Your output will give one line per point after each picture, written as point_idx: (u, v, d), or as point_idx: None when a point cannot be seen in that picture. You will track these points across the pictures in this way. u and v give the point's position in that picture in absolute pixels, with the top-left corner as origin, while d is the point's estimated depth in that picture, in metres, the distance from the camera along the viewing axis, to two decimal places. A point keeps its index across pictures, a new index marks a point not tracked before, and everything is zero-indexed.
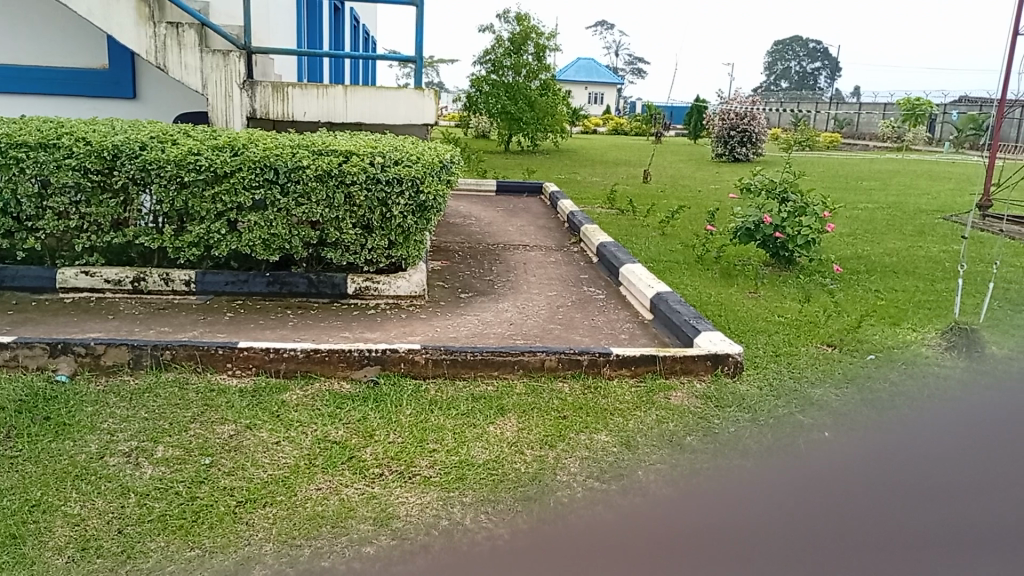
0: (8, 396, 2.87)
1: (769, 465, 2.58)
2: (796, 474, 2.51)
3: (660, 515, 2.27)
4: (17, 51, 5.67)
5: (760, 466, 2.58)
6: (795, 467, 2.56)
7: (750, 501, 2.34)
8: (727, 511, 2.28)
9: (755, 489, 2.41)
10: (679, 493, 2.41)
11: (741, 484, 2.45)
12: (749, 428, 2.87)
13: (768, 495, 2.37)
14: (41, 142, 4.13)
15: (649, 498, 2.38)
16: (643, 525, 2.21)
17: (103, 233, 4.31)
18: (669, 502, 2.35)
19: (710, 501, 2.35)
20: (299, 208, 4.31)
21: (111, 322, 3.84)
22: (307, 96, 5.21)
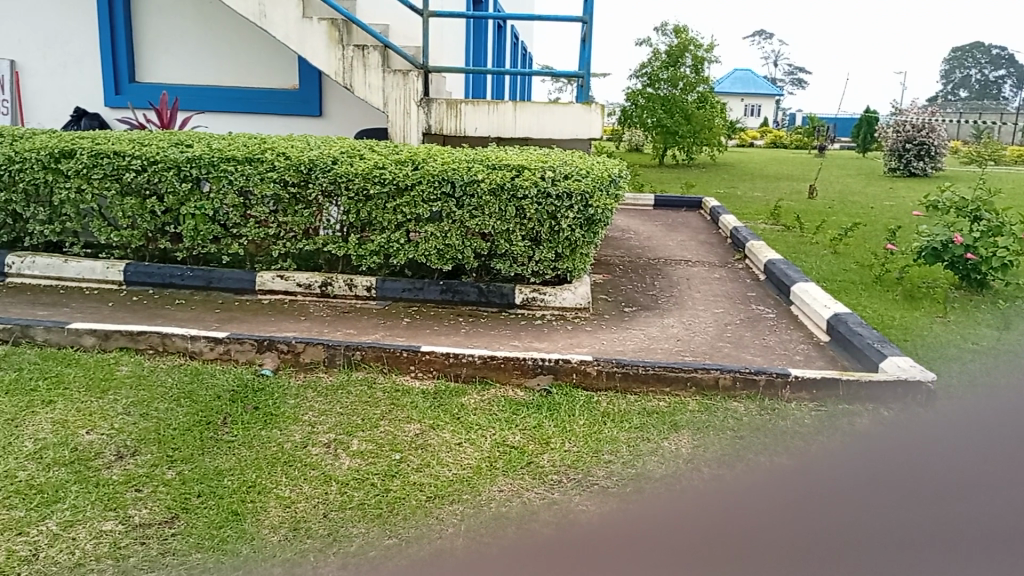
0: (223, 386, 3.19)
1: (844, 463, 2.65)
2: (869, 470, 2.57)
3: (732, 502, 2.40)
4: (222, 74, 6.28)
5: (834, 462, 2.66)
6: (870, 464, 2.62)
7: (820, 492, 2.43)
8: (795, 501, 2.39)
9: (825, 482, 2.49)
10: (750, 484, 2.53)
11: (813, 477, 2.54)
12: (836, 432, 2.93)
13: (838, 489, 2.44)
14: (247, 157, 4.56)
15: (721, 489, 2.51)
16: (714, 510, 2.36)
17: (296, 240, 4.69)
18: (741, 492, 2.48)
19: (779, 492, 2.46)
20: (472, 220, 4.49)
21: (303, 323, 4.17)
22: (479, 113, 5.42)
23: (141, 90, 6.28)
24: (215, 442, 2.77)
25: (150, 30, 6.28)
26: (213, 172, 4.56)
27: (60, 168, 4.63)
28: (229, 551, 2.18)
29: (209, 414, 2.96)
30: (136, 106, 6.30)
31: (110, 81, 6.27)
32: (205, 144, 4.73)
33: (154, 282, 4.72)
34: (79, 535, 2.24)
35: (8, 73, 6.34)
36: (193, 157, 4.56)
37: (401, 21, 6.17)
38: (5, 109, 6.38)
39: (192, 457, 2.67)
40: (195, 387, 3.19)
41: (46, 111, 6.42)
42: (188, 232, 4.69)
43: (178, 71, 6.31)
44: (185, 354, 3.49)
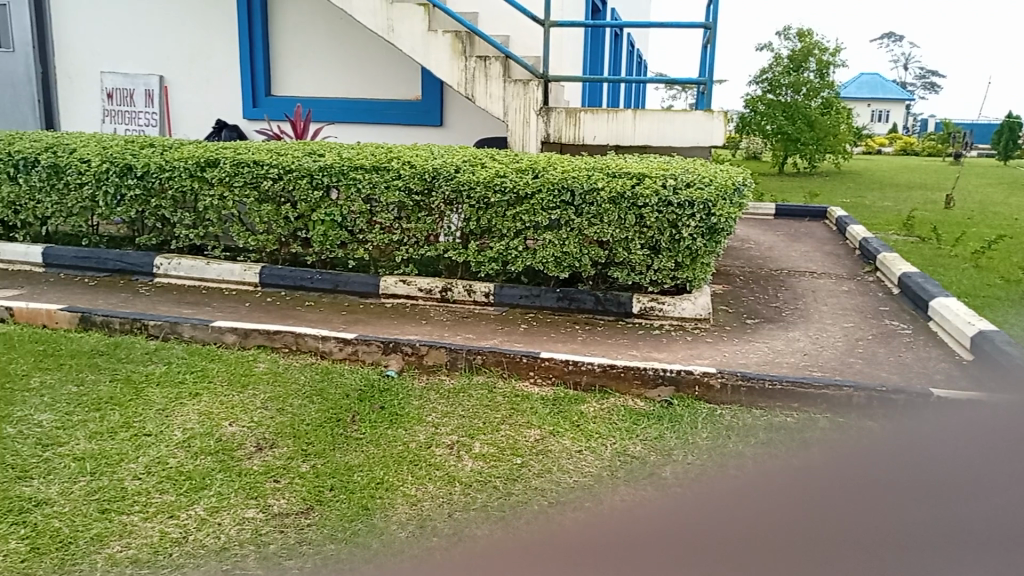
0: (351, 385, 3.33)
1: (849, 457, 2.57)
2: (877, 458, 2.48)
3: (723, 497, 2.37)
4: (350, 86, 6.56)
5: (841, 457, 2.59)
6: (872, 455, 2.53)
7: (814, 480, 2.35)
8: None
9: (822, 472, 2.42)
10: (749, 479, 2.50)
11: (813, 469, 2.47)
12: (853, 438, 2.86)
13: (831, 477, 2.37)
14: (375, 166, 4.73)
15: None
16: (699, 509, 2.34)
17: (418, 246, 4.82)
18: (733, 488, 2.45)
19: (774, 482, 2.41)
20: (591, 228, 4.49)
21: (424, 327, 4.27)
22: (598, 121, 5.41)
23: (276, 103, 6.64)
24: (344, 438, 2.88)
25: (285, 46, 6.64)
26: (343, 180, 4.76)
27: (205, 175, 4.95)
28: (360, 544, 2.26)
29: (339, 412, 3.09)
30: (271, 117, 6.67)
31: (249, 94, 6.66)
32: (336, 153, 4.95)
33: (286, 284, 4.95)
34: (224, 520, 2.39)
35: (157, 88, 6.82)
36: (324, 166, 4.78)
37: (521, 32, 6.25)
38: (156, 122, 6.88)
39: (325, 452, 2.79)
40: (325, 385, 3.33)
41: (192, 123, 6.88)
42: (318, 237, 4.90)
43: (310, 85, 6.64)
44: (316, 354, 3.66)
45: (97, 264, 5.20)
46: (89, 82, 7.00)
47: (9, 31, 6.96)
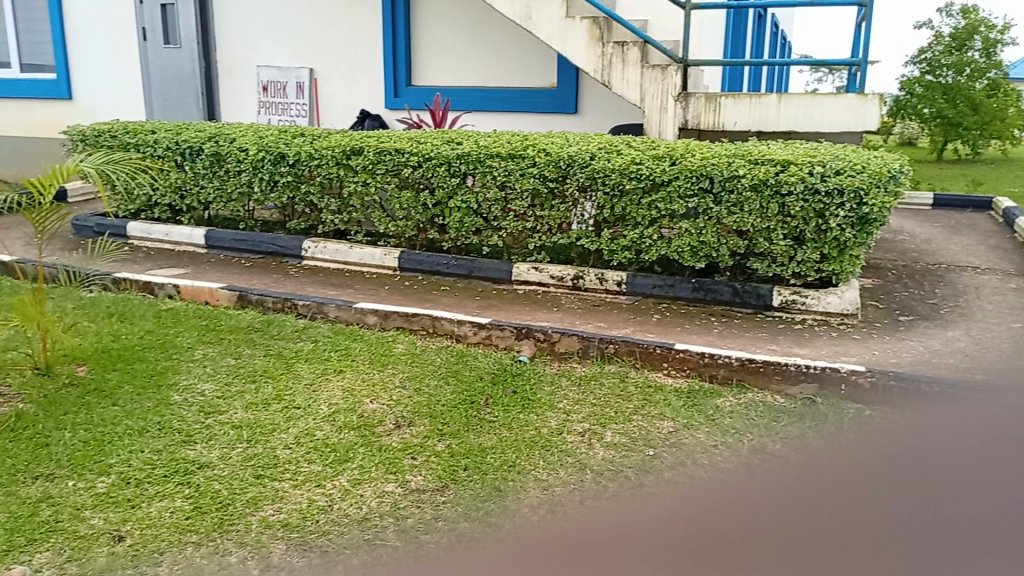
0: (485, 368, 3.39)
1: (854, 446, 2.48)
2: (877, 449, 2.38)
3: (714, 499, 2.33)
4: (487, 75, 6.66)
5: (846, 447, 2.49)
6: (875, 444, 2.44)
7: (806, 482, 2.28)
8: None
9: (819, 471, 2.34)
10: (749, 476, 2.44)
11: (811, 465, 2.40)
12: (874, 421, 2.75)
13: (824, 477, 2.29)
14: (511, 154, 4.78)
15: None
16: (693, 508, 2.31)
17: (551, 234, 4.83)
18: (731, 486, 2.40)
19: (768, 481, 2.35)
20: (730, 217, 4.34)
21: (556, 314, 4.29)
22: (740, 106, 5.22)
23: (416, 93, 6.85)
24: (478, 420, 2.95)
25: (426, 37, 6.82)
26: (479, 168, 4.84)
27: (350, 163, 5.16)
28: (493, 524, 2.32)
29: (472, 394, 3.16)
30: (412, 107, 6.88)
31: (391, 85, 6.90)
32: (473, 141, 5.03)
33: (423, 269, 5.10)
34: (365, 492, 2.50)
35: (307, 80, 7.18)
36: (462, 154, 4.87)
37: (661, 15, 6.12)
38: (305, 112, 7.25)
39: (459, 433, 2.86)
40: (460, 367, 3.42)
41: (339, 113, 7.21)
42: (454, 224, 5.02)
43: (449, 74, 6.80)
44: (451, 337, 3.75)
45: (252, 247, 5.55)
46: (248, 76, 7.47)
47: (177, 31, 7.50)
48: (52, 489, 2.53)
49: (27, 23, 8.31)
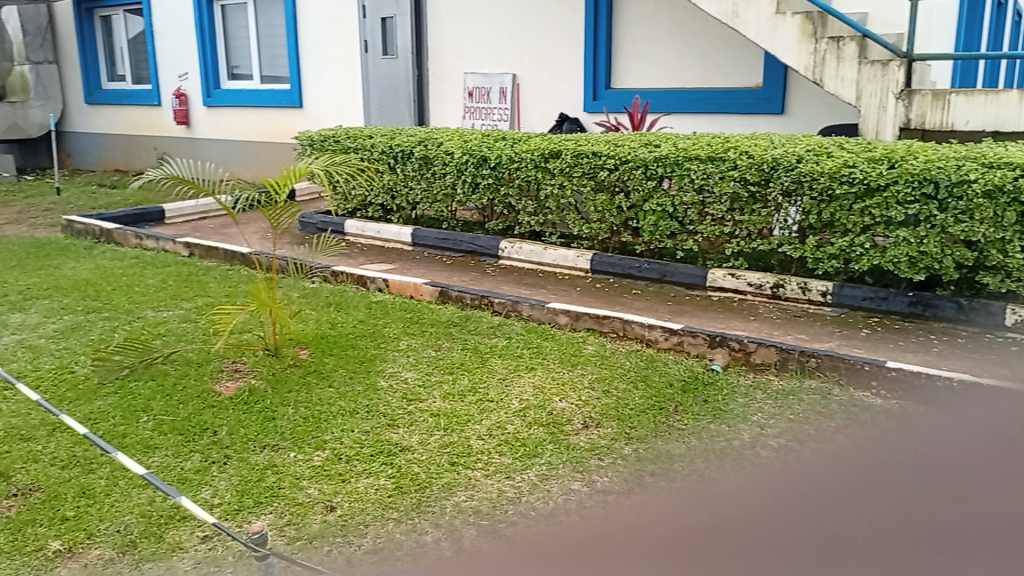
0: (675, 375, 3.34)
1: (863, 454, 2.51)
2: (881, 459, 2.43)
3: (727, 500, 2.40)
4: (689, 77, 6.54)
5: (855, 455, 2.53)
6: (880, 453, 2.47)
7: (812, 493, 2.32)
8: None
9: (828, 482, 2.38)
10: (758, 482, 2.49)
11: (818, 477, 2.44)
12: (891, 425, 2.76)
13: (830, 488, 2.33)
14: (711, 156, 4.65)
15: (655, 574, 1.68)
16: (706, 506, 2.39)
17: (751, 239, 4.65)
18: (742, 490, 2.47)
19: (777, 491, 2.40)
20: (957, 225, 3.95)
21: (753, 323, 4.12)
22: (972, 103, 4.73)
23: (616, 95, 6.87)
24: (666, 426, 2.91)
25: (627, 39, 6.82)
26: (677, 171, 4.76)
27: (548, 166, 5.28)
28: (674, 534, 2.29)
29: (661, 400, 3.12)
30: (610, 110, 6.90)
31: (590, 88, 6.97)
32: (672, 144, 4.96)
33: (615, 271, 5.10)
34: (552, 489, 2.56)
35: (510, 85, 7.43)
36: (660, 157, 4.81)
37: (884, 6, 5.67)
38: (507, 117, 7.50)
39: (646, 438, 2.84)
40: (650, 372, 3.39)
41: (539, 117, 7.38)
42: (649, 227, 4.97)
43: (649, 76, 6.75)
44: (642, 341, 3.73)
45: (453, 246, 5.84)
46: (455, 83, 7.87)
47: (394, 42, 8.06)
48: (277, 459, 2.82)
49: (269, 39, 9.32)
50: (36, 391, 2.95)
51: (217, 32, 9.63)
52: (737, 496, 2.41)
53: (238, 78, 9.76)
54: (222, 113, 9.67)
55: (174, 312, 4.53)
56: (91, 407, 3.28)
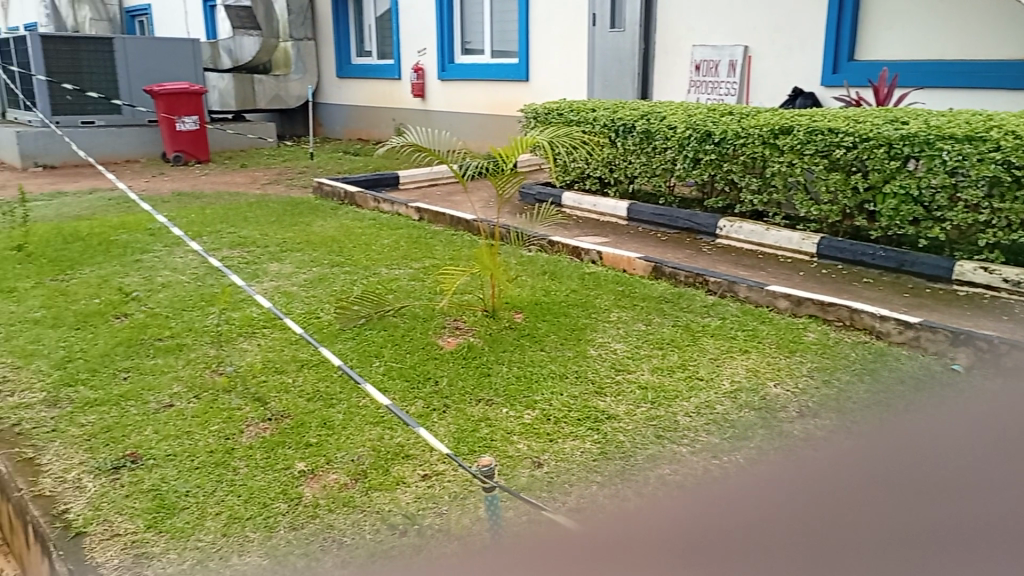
0: (907, 372, 3.09)
1: (871, 453, 2.52)
2: (885, 460, 2.45)
3: (739, 491, 2.37)
4: (948, 48, 5.91)
5: (862, 454, 2.53)
6: (885, 453, 2.48)
7: (825, 490, 2.30)
8: None
9: (839, 479, 2.37)
10: (770, 474, 2.48)
11: (827, 473, 2.43)
12: (902, 418, 2.74)
13: (844, 486, 2.32)
14: (968, 135, 4.18)
15: None
16: (721, 494, 2.38)
17: (1011, 230, 4.13)
18: (756, 480, 2.45)
19: (789, 488, 2.37)
20: None
21: (1006, 323, 3.68)
22: None
23: (858, 69, 6.37)
24: (894, 424, 2.71)
25: (877, 8, 6.28)
26: (925, 151, 4.33)
27: (777, 142, 5.02)
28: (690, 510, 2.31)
29: (889, 397, 2.91)
30: (851, 84, 6.41)
31: (829, 61, 6.51)
32: (921, 121, 4.51)
33: (845, 257, 4.77)
34: (765, 474, 2.48)
35: (741, 58, 7.12)
36: (907, 135, 4.39)
37: None
38: (735, 91, 7.19)
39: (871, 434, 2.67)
40: (878, 366, 3.16)
41: (768, 92, 7.02)
42: (887, 212, 4.59)
43: (901, 48, 6.18)
44: (871, 333, 3.48)
45: (670, 222, 5.76)
46: (682, 55, 7.65)
47: (623, 16, 8.01)
48: (490, 412, 2.99)
49: (501, 15, 9.65)
50: (292, 329, 3.36)
51: (454, 9, 10.14)
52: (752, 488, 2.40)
53: (470, 53, 10.24)
54: (454, 86, 10.20)
55: (404, 270, 4.91)
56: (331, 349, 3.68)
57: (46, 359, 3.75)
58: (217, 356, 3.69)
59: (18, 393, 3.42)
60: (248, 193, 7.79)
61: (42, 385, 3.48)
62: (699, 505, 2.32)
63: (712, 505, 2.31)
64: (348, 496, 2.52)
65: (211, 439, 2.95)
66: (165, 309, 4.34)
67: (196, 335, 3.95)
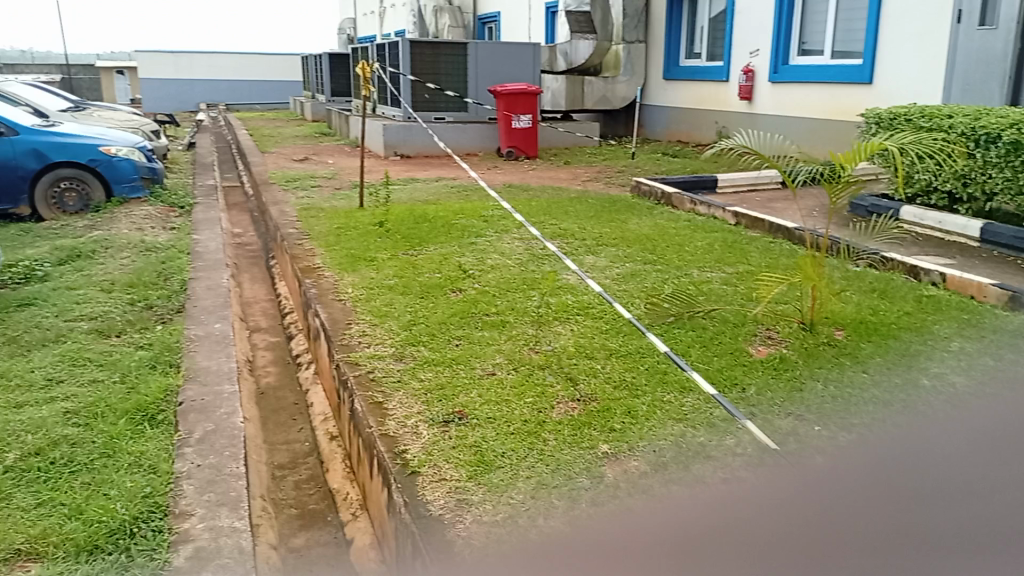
0: None
1: (873, 450, 2.70)
2: (877, 465, 2.63)
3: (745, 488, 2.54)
4: None
5: (856, 453, 2.69)
6: (869, 461, 2.65)
7: (839, 511, 2.42)
8: None
9: (838, 486, 2.54)
10: (771, 478, 2.58)
11: (840, 471, 2.60)
12: (894, 415, 2.89)
13: (846, 497, 2.49)
14: None
15: None
16: (743, 491, 2.53)
17: None
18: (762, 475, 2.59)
19: (796, 498, 2.48)
20: None
21: None
22: None
23: None
24: None
25: None
26: None
27: None
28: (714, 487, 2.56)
29: None
30: None
31: None
32: None
33: None
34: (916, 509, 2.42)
35: None
36: None
37: None
38: None
39: None
40: None
41: None
42: None
43: None
44: None
45: None
46: None
47: (997, 11, 6.86)
48: (800, 428, 2.86)
49: (848, 13, 9.03)
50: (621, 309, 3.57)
51: (796, 9, 9.72)
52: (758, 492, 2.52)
53: (808, 54, 9.72)
54: (786, 90, 9.79)
55: (717, 273, 4.85)
56: (636, 343, 3.81)
57: (396, 319, 4.36)
58: (535, 336, 3.99)
59: (374, 345, 4.03)
60: (570, 189, 8.24)
61: (392, 341, 4.06)
62: (718, 500, 2.49)
63: (727, 495, 2.52)
64: (647, 484, 2.59)
65: (525, 409, 3.21)
66: (492, 288, 4.79)
67: (518, 314, 4.31)
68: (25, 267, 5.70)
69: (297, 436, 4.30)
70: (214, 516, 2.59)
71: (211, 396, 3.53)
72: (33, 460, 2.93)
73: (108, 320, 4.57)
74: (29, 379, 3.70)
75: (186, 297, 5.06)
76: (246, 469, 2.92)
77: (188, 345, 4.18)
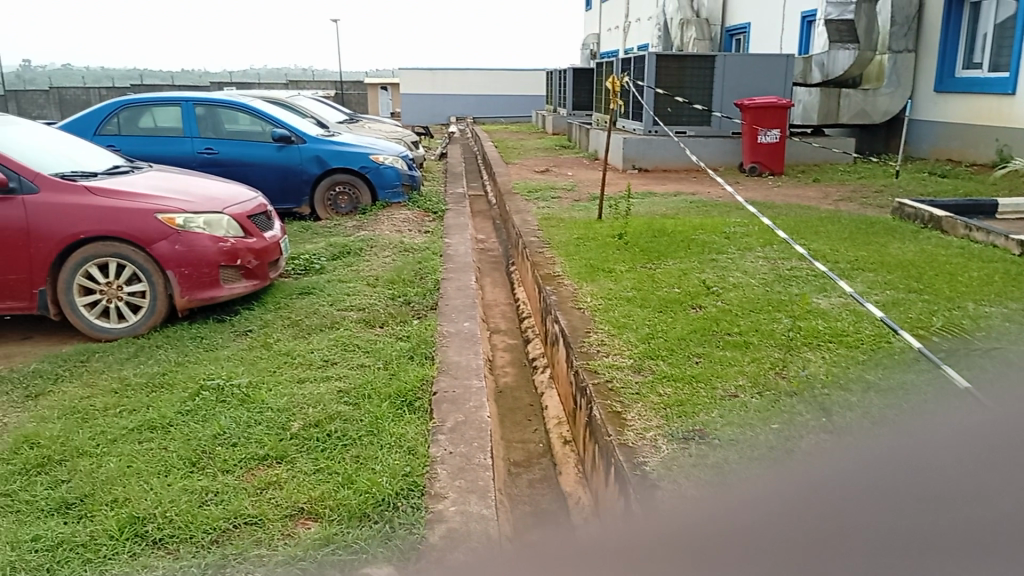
0: None
1: (890, 450, 2.92)
2: (893, 460, 2.85)
3: (778, 479, 2.78)
4: None
5: (864, 455, 2.89)
6: (887, 458, 2.87)
7: (852, 512, 2.55)
8: None
9: (865, 477, 2.75)
10: (785, 479, 2.78)
11: (863, 465, 2.83)
12: (903, 425, 3.08)
13: (867, 483, 2.71)
14: None
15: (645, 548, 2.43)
16: (773, 478, 2.78)
17: None
18: (794, 469, 2.83)
19: (811, 492, 2.68)
20: None
21: None
22: None
23: None
24: None
25: None
26: None
27: None
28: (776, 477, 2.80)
29: None
30: None
31: None
32: None
33: None
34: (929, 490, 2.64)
35: None
36: None
37: None
38: None
39: None
40: None
41: None
42: None
43: None
44: None
45: None
46: None
47: None
48: None
49: None
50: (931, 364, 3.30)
51: None
52: (756, 495, 2.70)
53: None
54: None
55: (997, 308, 4.34)
56: (899, 378, 3.52)
57: (634, 332, 4.38)
58: (782, 360, 3.82)
59: (612, 355, 4.08)
60: (820, 208, 7.77)
61: (631, 353, 4.08)
62: (752, 484, 2.75)
63: (755, 478, 2.79)
64: (817, 495, 2.66)
65: (771, 435, 3.09)
66: (735, 306, 4.65)
67: (763, 335, 4.15)
68: (306, 260, 6.46)
69: (532, 436, 4.46)
70: (465, 501, 2.77)
71: (461, 389, 3.78)
72: (313, 430, 3.30)
73: (374, 311, 5.06)
74: (309, 359, 4.20)
75: (439, 295, 5.46)
76: (493, 461, 3.08)
77: (441, 340, 4.50)
